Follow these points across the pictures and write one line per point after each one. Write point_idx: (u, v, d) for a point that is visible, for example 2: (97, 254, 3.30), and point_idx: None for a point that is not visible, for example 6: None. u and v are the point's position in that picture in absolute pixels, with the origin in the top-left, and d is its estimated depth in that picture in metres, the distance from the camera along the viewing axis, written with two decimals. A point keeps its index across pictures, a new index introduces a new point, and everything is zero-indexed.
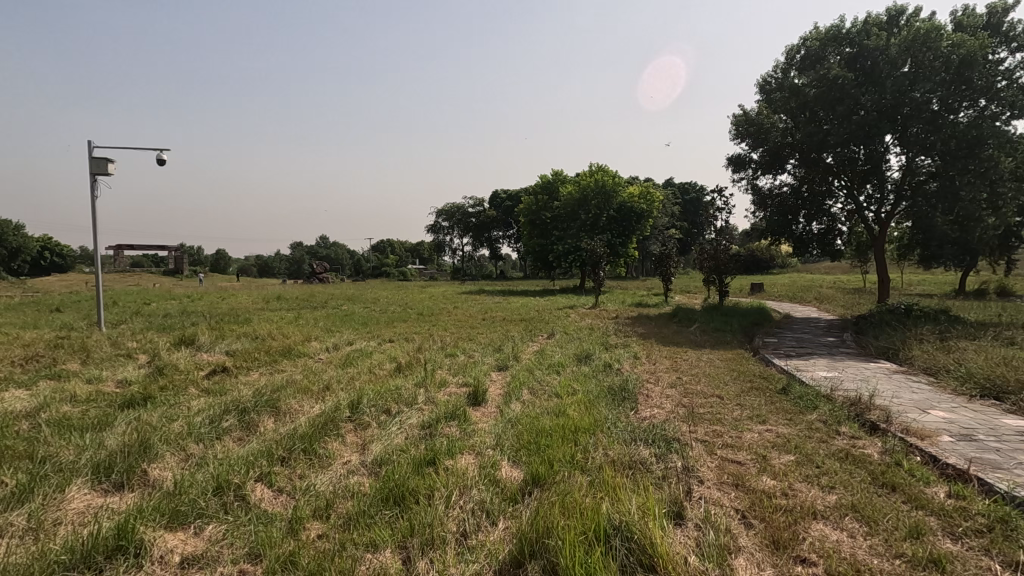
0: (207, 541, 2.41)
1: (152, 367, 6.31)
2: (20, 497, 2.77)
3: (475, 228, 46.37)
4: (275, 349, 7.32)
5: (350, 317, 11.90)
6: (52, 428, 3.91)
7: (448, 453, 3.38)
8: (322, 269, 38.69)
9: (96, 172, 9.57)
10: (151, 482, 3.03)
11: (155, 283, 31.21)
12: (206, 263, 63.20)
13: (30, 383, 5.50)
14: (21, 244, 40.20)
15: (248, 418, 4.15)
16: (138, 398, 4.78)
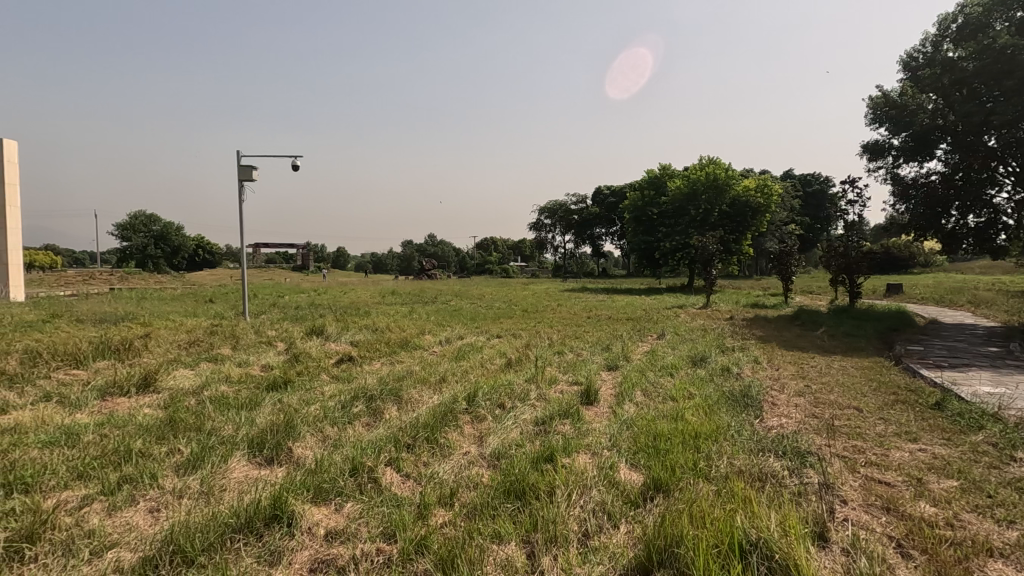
0: (347, 519, 2.60)
1: (290, 354, 6.98)
2: (195, 463, 3.18)
3: (577, 226, 46.22)
4: (394, 341, 7.78)
5: (459, 312, 12.36)
6: (214, 405, 4.46)
7: (564, 451, 3.38)
8: (431, 267, 40.59)
9: (243, 178, 10.74)
10: (296, 459, 3.34)
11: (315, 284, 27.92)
12: (329, 261, 69.00)
13: (193, 364, 6.34)
14: (181, 242, 46.61)
15: (375, 405, 4.43)
16: (281, 381, 5.31)
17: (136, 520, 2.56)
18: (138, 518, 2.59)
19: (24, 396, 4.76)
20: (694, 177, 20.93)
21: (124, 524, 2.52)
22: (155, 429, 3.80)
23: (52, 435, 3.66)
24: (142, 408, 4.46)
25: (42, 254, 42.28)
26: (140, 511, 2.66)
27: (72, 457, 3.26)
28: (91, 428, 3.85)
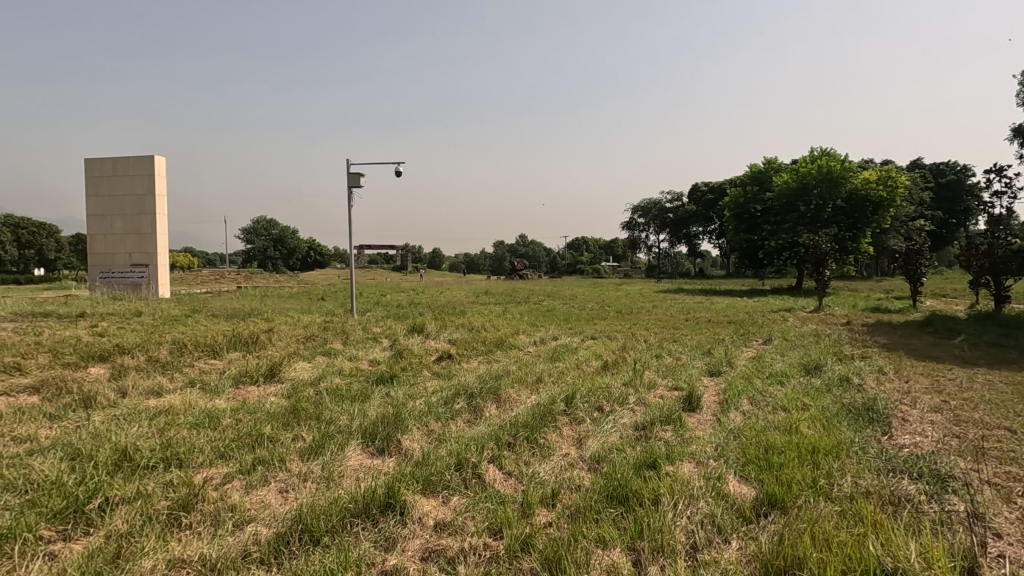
0: (454, 511, 2.69)
1: (394, 350, 7.37)
2: (317, 450, 3.46)
3: (673, 225, 44.66)
4: (490, 340, 7.98)
5: (553, 313, 12.38)
6: (330, 396, 4.82)
7: (667, 458, 3.28)
8: (522, 267, 41.14)
9: (352, 184, 11.50)
10: (404, 451, 3.53)
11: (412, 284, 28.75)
12: (425, 261, 72.03)
13: (310, 357, 6.89)
14: (296, 245, 50.78)
15: (475, 402, 4.56)
16: (387, 376, 5.62)
17: (269, 498, 2.83)
18: (271, 497, 2.86)
19: (174, 382, 5.42)
20: (804, 171, 19.46)
21: (260, 501, 2.80)
22: (281, 416, 4.18)
23: (198, 417, 4.15)
24: (269, 396, 4.92)
25: (183, 256, 47.97)
26: (272, 490, 2.94)
27: (214, 437, 3.67)
28: (228, 412, 4.30)
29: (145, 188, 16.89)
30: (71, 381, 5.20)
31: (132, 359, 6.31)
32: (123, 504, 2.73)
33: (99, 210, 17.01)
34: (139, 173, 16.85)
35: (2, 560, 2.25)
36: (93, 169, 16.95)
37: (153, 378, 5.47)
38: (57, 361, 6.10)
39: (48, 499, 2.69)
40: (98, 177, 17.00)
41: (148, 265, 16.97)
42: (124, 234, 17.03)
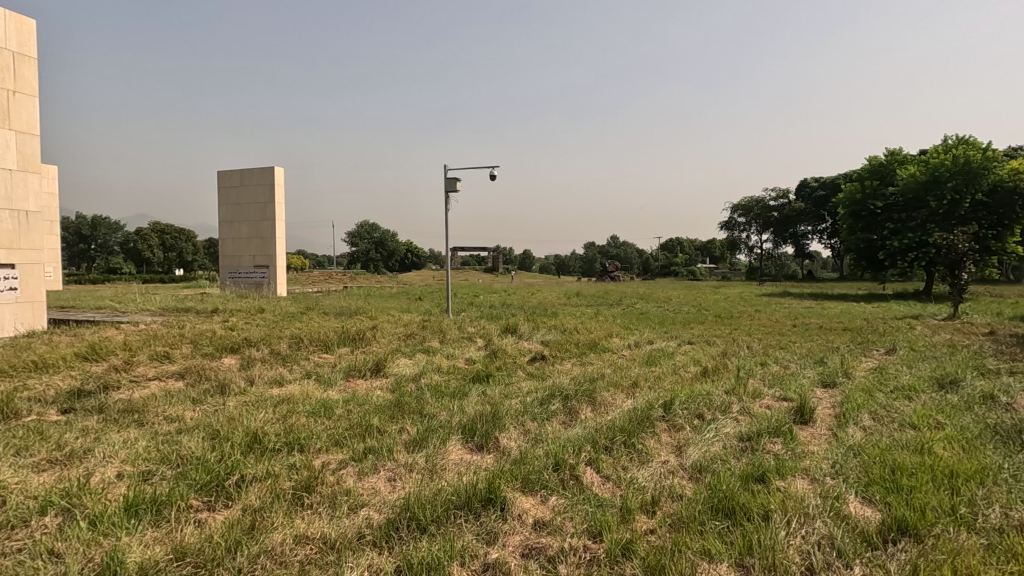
0: (553, 511, 2.72)
1: (489, 349, 7.56)
2: (421, 442, 3.64)
3: (777, 224, 41.82)
4: (583, 342, 7.93)
5: (646, 316, 12.06)
6: (430, 392, 5.04)
7: (777, 473, 3.09)
8: (614, 268, 40.38)
9: (449, 189, 11.94)
10: (502, 448, 3.61)
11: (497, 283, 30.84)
12: (516, 262, 73.05)
13: (411, 354, 7.23)
14: (395, 247, 53.45)
15: (571, 404, 4.56)
16: (483, 374, 5.78)
17: (379, 485, 3.03)
18: (381, 484, 3.05)
19: (293, 374, 5.93)
20: (935, 162, 17.45)
21: (371, 488, 2.99)
22: (386, 409, 4.44)
23: (314, 407, 4.51)
24: (376, 389, 5.24)
25: (296, 258, 52.27)
26: (381, 478, 3.14)
27: (329, 426, 3.97)
28: (340, 403, 4.64)
29: (267, 196, 18.61)
30: (209, 369, 5.86)
31: (258, 352, 6.98)
32: (255, 481, 3.03)
33: (229, 216, 19.03)
34: (262, 183, 18.60)
35: (162, 522, 2.59)
36: (225, 180, 18.99)
37: (275, 369, 6.02)
38: (197, 352, 6.90)
39: (195, 472, 3.06)
40: (229, 188, 19.03)
41: (268, 266, 18.64)
42: (249, 238, 18.88)
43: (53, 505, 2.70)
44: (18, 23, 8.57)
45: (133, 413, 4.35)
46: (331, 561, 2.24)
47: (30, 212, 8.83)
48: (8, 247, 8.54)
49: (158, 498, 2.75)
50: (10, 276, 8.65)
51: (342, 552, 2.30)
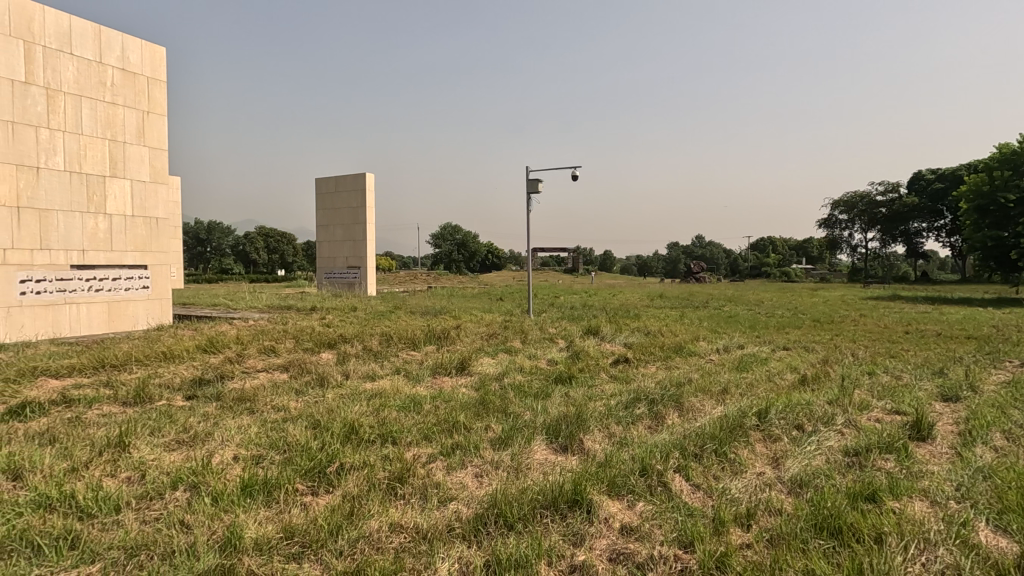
0: (641, 517, 2.66)
1: (571, 351, 7.53)
2: (507, 440, 3.70)
3: (886, 221, 38.31)
4: (667, 345, 7.70)
5: (736, 319, 11.48)
6: (514, 391, 5.11)
7: (890, 492, 2.83)
8: (700, 269, 38.89)
9: (531, 190, 12.01)
10: (587, 451, 3.58)
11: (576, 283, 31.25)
12: (596, 262, 72.37)
13: (493, 353, 7.36)
14: (477, 249, 54.61)
15: (657, 409, 4.44)
16: (566, 375, 5.77)
17: (467, 481, 3.11)
18: (468, 479, 3.13)
19: (384, 369, 6.24)
20: None
21: (459, 483, 3.08)
22: (471, 406, 4.55)
23: (404, 402, 4.71)
24: (461, 387, 5.39)
25: (384, 258, 54.89)
26: (469, 473, 3.22)
27: (419, 420, 4.13)
28: (428, 399, 4.81)
29: (358, 201, 19.67)
30: (309, 363, 6.30)
31: (352, 348, 7.41)
32: (352, 470, 3.22)
33: (325, 220, 20.36)
34: (354, 189, 19.69)
35: (273, 503, 2.82)
36: (322, 186, 20.32)
37: (368, 365, 6.37)
38: (299, 346, 7.44)
39: (300, 459, 3.29)
40: (326, 193, 20.34)
41: (358, 267, 19.66)
42: (342, 240, 20.07)
43: (182, 481, 3.02)
44: (151, 51, 9.65)
45: (246, 401, 4.77)
46: (423, 550, 2.33)
47: (160, 218, 9.92)
48: (142, 251, 9.65)
49: (269, 481, 2.99)
50: (144, 276, 9.77)
51: (433, 543, 2.39)
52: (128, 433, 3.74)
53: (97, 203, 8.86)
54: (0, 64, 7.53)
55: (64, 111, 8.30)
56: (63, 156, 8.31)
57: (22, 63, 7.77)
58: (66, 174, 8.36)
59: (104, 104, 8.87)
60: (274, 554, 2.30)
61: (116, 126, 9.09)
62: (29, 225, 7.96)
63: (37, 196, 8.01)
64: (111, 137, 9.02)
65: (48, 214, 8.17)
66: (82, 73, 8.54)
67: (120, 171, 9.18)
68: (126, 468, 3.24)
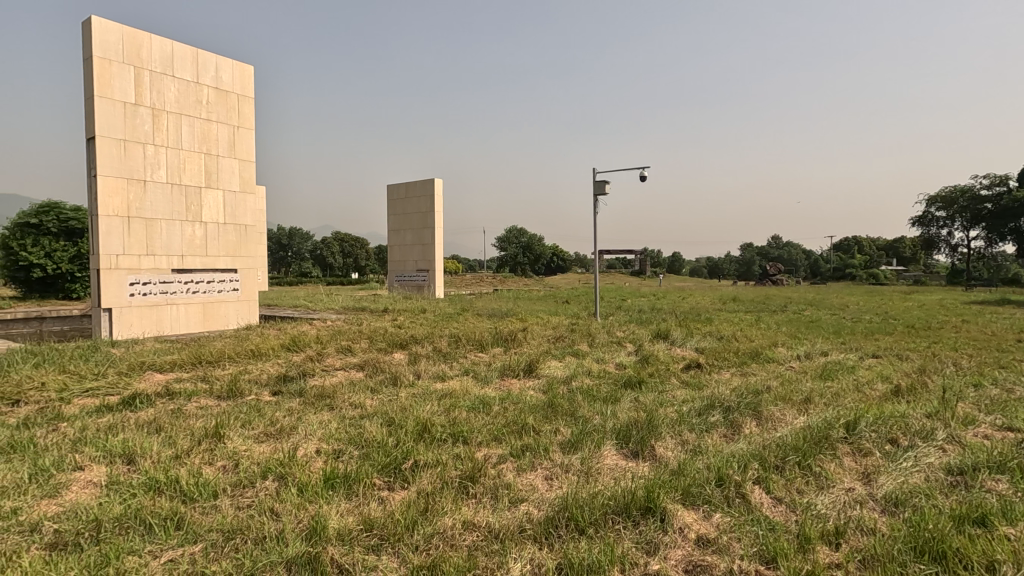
0: (718, 529, 2.57)
1: (639, 355, 7.38)
2: (576, 444, 3.68)
3: (991, 218, 34.87)
4: (743, 350, 7.38)
5: (818, 324, 10.82)
6: (582, 395, 5.07)
7: (1003, 517, 2.57)
8: (776, 271, 37.07)
9: (598, 192, 11.90)
10: (658, 458, 3.50)
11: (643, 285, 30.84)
12: (664, 264, 70.62)
13: (560, 356, 7.35)
14: (542, 251, 54.71)
15: (733, 417, 4.27)
16: (635, 380, 5.66)
17: (537, 483, 3.12)
18: (538, 482, 3.15)
19: (453, 370, 6.38)
20: None
21: (529, 485, 3.10)
22: (540, 409, 4.56)
23: (474, 402, 4.80)
24: (529, 389, 5.41)
25: (452, 262, 56.10)
26: (539, 475, 3.23)
27: (488, 421, 4.19)
28: (497, 400, 4.88)
29: (428, 206, 20.24)
30: (383, 362, 6.55)
31: (422, 348, 7.62)
32: (426, 467, 3.31)
33: (397, 225, 21.13)
34: (424, 194, 20.28)
35: (353, 495, 2.96)
36: (394, 192, 21.13)
37: (438, 365, 6.53)
38: (373, 346, 7.75)
39: (377, 454, 3.43)
40: (397, 199, 21.12)
41: (427, 270, 20.20)
42: (412, 244, 20.72)
43: (272, 471, 3.23)
44: (241, 71, 10.40)
45: (326, 398, 5.03)
46: (495, 550, 2.36)
47: (248, 225, 10.65)
48: (233, 255, 10.40)
49: (349, 475, 3.13)
50: (234, 279, 10.52)
51: (505, 543, 2.41)
52: (224, 425, 4.05)
53: (194, 212, 9.64)
54: (115, 88, 8.38)
55: (167, 129, 9.11)
56: (166, 170, 9.12)
57: (133, 87, 8.61)
58: (169, 186, 9.17)
59: (201, 121, 9.66)
60: (355, 544, 2.40)
61: (211, 141, 9.86)
62: (138, 232, 8.80)
63: (144, 206, 8.84)
64: (206, 151, 9.80)
65: (154, 223, 8.98)
66: (182, 94, 9.35)
67: (214, 183, 9.95)
68: (222, 457, 3.50)
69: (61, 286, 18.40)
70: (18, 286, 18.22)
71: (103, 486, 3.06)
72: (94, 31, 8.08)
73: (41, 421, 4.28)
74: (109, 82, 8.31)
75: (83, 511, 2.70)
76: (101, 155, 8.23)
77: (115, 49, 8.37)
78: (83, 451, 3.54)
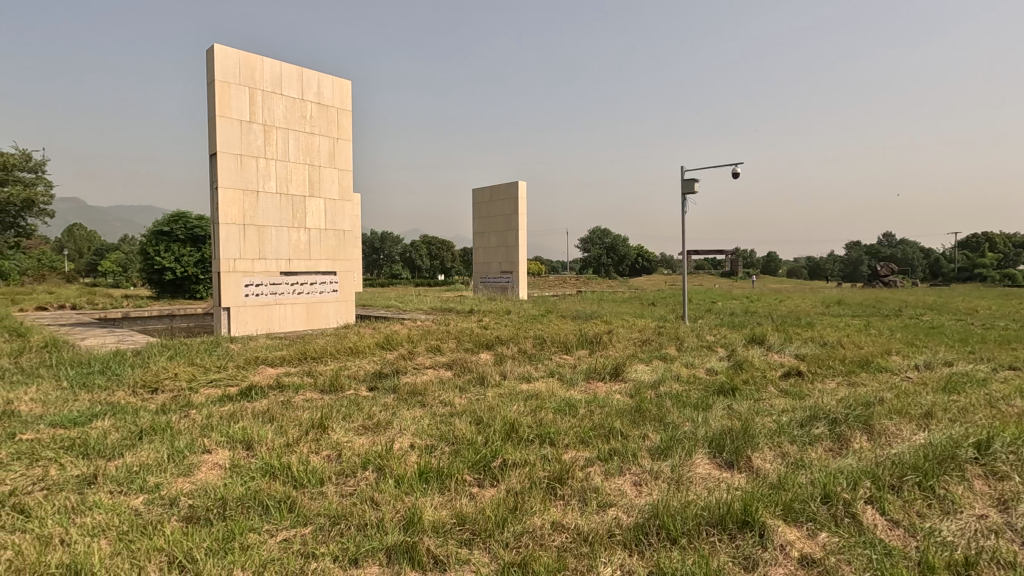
0: (824, 549, 2.40)
1: (733, 360, 7.04)
2: (667, 451, 3.58)
3: None
4: (850, 358, 6.82)
5: (941, 331, 9.75)
6: (671, 400, 4.93)
7: None
8: (888, 271, 33.94)
9: (686, 191, 11.51)
10: (756, 469, 3.32)
11: (735, 287, 29.45)
12: (759, 264, 66.78)
13: (648, 359, 7.18)
14: (626, 252, 53.61)
15: (839, 430, 3.96)
16: (728, 387, 5.40)
17: (626, 488, 3.08)
18: (627, 487, 3.10)
19: (539, 371, 6.42)
20: None
21: (618, 489, 3.06)
22: (628, 413, 4.48)
23: (559, 404, 4.81)
24: (616, 393, 5.33)
25: (534, 263, 56.38)
26: (627, 481, 3.19)
27: (574, 424, 4.19)
28: (583, 403, 4.86)
29: (512, 209, 20.50)
30: (470, 362, 6.73)
31: (508, 349, 7.74)
32: (515, 466, 3.37)
33: (482, 227, 21.62)
34: (508, 197, 20.58)
35: (446, 490, 3.07)
36: (480, 196, 21.67)
37: (524, 366, 6.61)
38: (461, 346, 7.97)
39: (467, 451, 3.54)
40: (482, 203, 21.63)
41: (511, 272, 20.45)
42: (497, 247, 21.09)
43: (371, 462, 3.43)
44: (341, 85, 11.10)
45: (418, 395, 5.26)
46: (584, 552, 2.36)
47: (346, 231, 11.34)
48: (332, 259, 11.12)
49: (441, 470, 3.25)
50: (334, 281, 11.23)
51: (594, 546, 2.40)
52: (328, 417, 4.36)
53: (299, 219, 10.42)
54: (233, 108, 9.26)
55: (276, 143, 9.93)
56: (275, 181, 9.94)
57: (248, 106, 9.47)
58: (277, 195, 9.99)
59: (305, 134, 10.43)
60: (449, 537, 2.50)
61: (314, 152, 10.62)
62: (252, 238, 9.65)
63: (257, 215, 9.68)
64: (309, 162, 10.57)
65: (265, 230, 9.82)
66: (289, 110, 10.15)
67: (316, 191, 10.70)
68: (327, 447, 3.76)
69: (188, 287, 20.58)
70: (154, 287, 20.62)
71: (227, 468, 3.40)
72: (216, 58, 8.99)
73: (175, 407, 4.83)
74: (228, 103, 9.20)
75: (212, 490, 3.02)
76: (221, 169, 9.13)
77: (233, 72, 9.25)
78: (210, 436, 3.96)
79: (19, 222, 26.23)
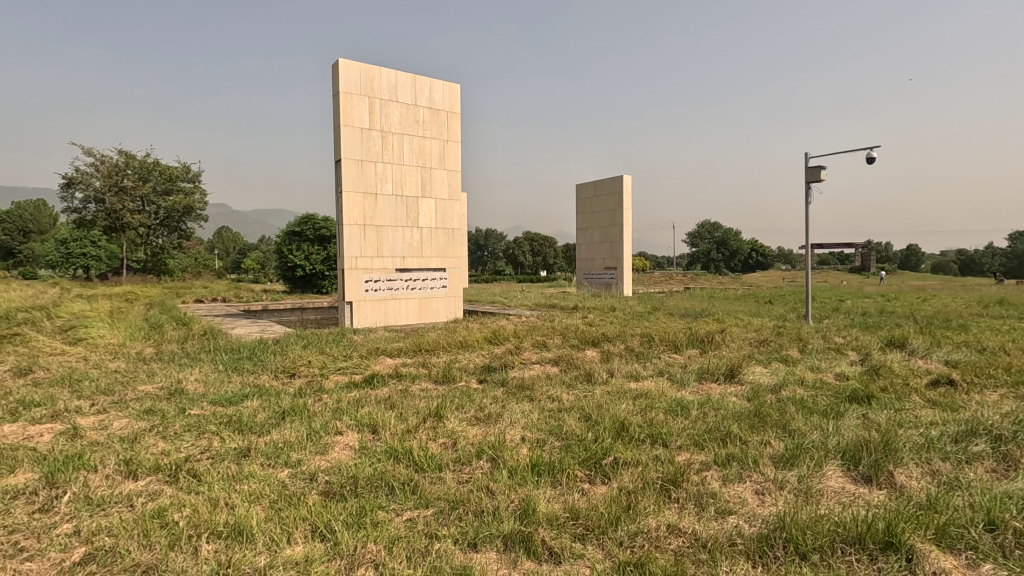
0: None
1: (867, 365, 6.38)
2: (792, 460, 3.34)
3: None
4: (1018, 367, 5.88)
5: None
6: (795, 405, 4.59)
7: None
8: None
9: (810, 180, 10.62)
10: (899, 487, 3.00)
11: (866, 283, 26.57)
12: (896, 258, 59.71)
13: (766, 361, 6.73)
14: (739, 246, 50.38)
15: (1006, 449, 3.45)
16: (863, 394, 4.91)
17: (746, 496, 2.92)
18: (748, 495, 2.95)
19: (647, 370, 6.27)
20: None
21: (738, 496, 2.92)
22: (746, 417, 4.24)
23: (671, 405, 4.66)
24: (732, 396, 5.06)
25: (638, 260, 54.96)
26: (748, 488, 3.03)
27: (688, 425, 4.04)
28: (696, 404, 4.68)
29: (616, 204, 20.13)
30: (576, 359, 6.73)
31: (615, 347, 7.63)
32: (626, 466, 3.33)
33: (586, 223, 21.47)
34: (612, 192, 20.25)
35: (558, 485, 3.11)
36: (584, 192, 21.54)
37: (632, 365, 6.48)
38: (566, 343, 7.98)
39: (578, 448, 3.56)
40: (586, 198, 21.48)
41: (615, 268, 20.11)
42: (600, 242, 20.85)
43: (484, 452, 3.56)
44: (450, 89, 11.54)
45: (526, 389, 5.37)
46: (703, 559, 2.28)
47: (455, 229, 11.79)
48: (442, 256, 11.63)
49: (553, 465, 3.29)
50: (443, 277, 11.75)
51: (714, 553, 2.31)
52: (443, 407, 4.58)
53: (413, 218, 11.02)
54: (355, 116, 10.01)
55: (393, 147, 10.58)
56: (392, 183, 10.60)
57: (368, 113, 10.18)
58: (394, 196, 10.64)
59: (418, 138, 11.00)
60: (562, 530, 2.54)
61: (426, 154, 11.16)
62: (371, 237, 10.38)
63: (376, 215, 10.39)
64: (422, 165, 11.14)
65: (383, 229, 10.51)
66: (404, 115, 10.76)
67: (428, 192, 11.24)
68: (443, 435, 3.97)
69: (316, 282, 22.57)
70: (288, 282, 22.88)
71: (356, 450, 3.71)
72: (341, 71, 9.76)
73: (310, 392, 5.34)
74: (352, 112, 9.96)
75: (345, 468, 3.31)
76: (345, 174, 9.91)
77: (355, 83, 9.99)
78: (341, 419, 4.33)
79: (180, 225, 30.19)
